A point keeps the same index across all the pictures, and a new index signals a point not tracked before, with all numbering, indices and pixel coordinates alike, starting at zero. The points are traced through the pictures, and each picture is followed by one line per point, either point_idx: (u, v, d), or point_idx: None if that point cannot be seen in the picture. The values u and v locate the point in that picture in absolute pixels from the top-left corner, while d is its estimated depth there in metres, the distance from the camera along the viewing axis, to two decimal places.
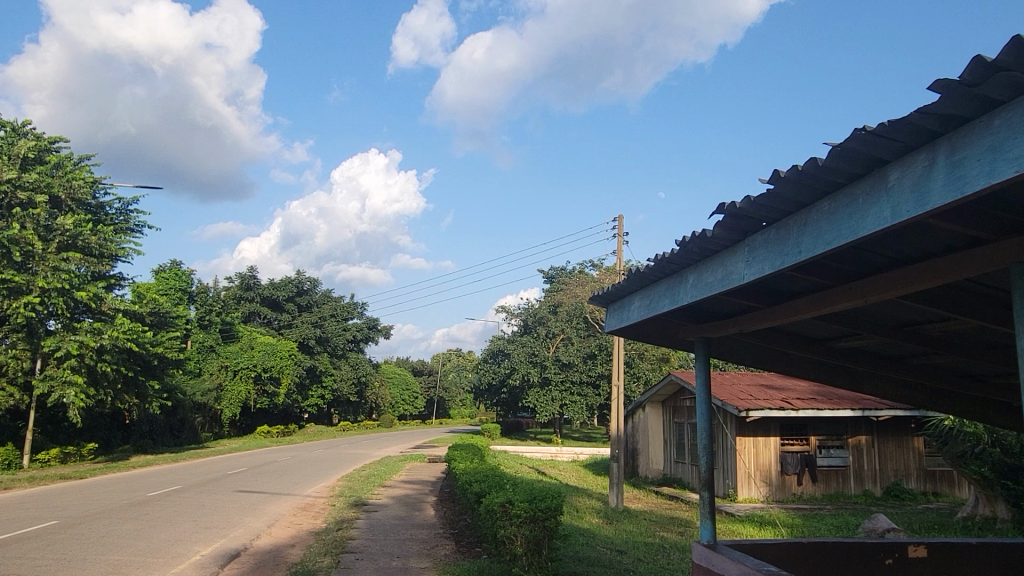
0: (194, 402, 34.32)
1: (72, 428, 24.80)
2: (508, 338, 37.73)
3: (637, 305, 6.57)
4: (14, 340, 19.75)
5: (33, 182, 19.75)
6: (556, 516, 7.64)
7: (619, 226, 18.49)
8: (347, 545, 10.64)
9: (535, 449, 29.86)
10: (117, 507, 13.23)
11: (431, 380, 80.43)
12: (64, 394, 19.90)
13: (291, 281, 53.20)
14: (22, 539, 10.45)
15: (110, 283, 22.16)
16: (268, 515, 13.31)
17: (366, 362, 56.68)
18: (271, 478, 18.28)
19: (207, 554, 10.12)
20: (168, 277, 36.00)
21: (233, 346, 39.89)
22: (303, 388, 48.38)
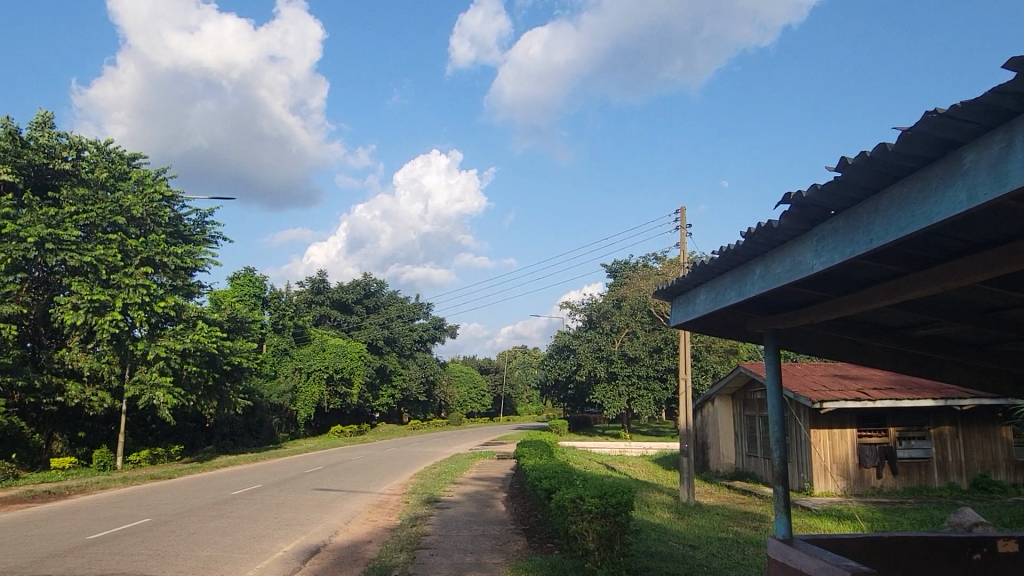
0: (271, 403, 35.59)
1: (160, 429, 26.12)
2: (573, 334, 37.73)
3: (702, 299, 6.53)
4: (104, 349, 20.83)
5: (114, 202, 20.72)
6: (628, 511, 7.62)
7: (680, 217, 18.29)
8: (421, 541, 10.88)
9: (603, 445, 29.75)
10: (203, 505, 13.90)
11: (498, 378, 81.03)
12: (154, 396, 21.03)
13: (358, 284, 54.48)
14: (120, 536, 11.12)
15: (190, 292, 23.23)
16: (345, 512, 13.73)
17: (433, 361, 57.55)
18: (345, 476, 18.82)
19: (289, 550, 10.52)
20: (242, 284, 37.40)
21: (306, 349, 41.15)
22: (374, 388, 49.47)
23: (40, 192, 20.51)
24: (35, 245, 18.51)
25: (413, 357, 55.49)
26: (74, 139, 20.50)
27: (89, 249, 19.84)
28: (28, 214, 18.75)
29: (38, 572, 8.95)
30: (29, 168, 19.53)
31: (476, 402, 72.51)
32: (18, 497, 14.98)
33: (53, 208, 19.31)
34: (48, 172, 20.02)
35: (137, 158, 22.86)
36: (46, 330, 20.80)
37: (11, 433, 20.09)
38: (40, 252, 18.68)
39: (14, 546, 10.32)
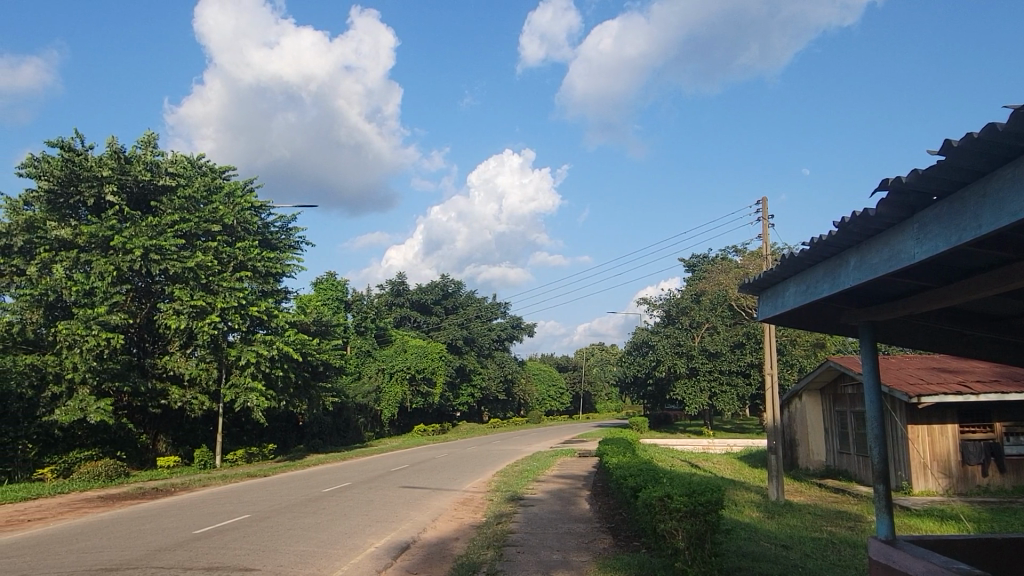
0: (357, 403, 36.62)
1: (254, 429, 27.30)
2: (651, 329, 37.23)
3: (792, 292, 6.34)
4: (202, 353, 21.89)
5: (208, 213, 21.82)
6: (719, 510, 7.45)
7: (761, 208, 17.85)
8: (507, 539, 11.00)
9: (685, 442, 29.25)
10: (297, 502, 14.43)
11: (576, 375, 80.89)
12: (247, 399, 21.85)
13: (437, 285, 55.48)
14: (223, 531, 11.68)
15: (279, 297, 24.16)
16: (432, 509, 14.00)
17: (512, 360, 57.98)
18: (430, 474, 19.21)
19: (381, 546, 10.82)
20: (326, 287, 38.70)
21: (388, 350, 42.09)
22: (454, 387, 50.22)
23: (142, 205, 21.78)
24: (139, 256, 19.63)
25: (492, 356, 56.03)
26: (173, 156, 21.73)
27: (187, 258, 20.84)
28: (131, 227, 19.89)
29: (151, 564, 9.49)
30: (132, 185, 20.79)
31: (555, 400, 72.36)
32: (130, 493, 15.96)
33: (153, 220, 20.43)
34: (150, 188, 21.28)
35: (227, 171, 24.04)
36: (149, 336, 22.03)
37: (121, 434, 21.38)
38: (144, 263, 19.83)
39: (129, 539, 11.00)
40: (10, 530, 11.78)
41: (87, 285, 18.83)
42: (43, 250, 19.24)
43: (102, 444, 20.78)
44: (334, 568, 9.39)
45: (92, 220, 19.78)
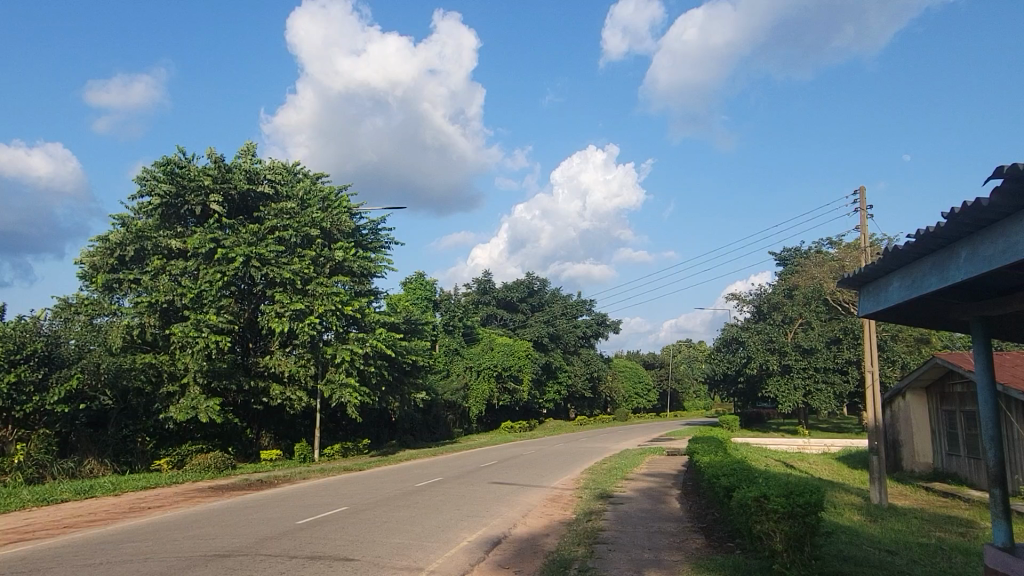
0: (446, 400, 37.43)
1: (349, 425, 28.31)
2: (741, 326, 36.20)
3: (896, 287, 6.09)
4: (301, 352, 22.75)
5: (306, 217, 22.76)
6: (818, 512, 7.27)
7: (860, 198, 17.15)
8: (598, 536, 11.02)
9: (779, 441, 28.36)
10: (392, 496, 14.91)
11: (663, 372, 79.70)
12: (343, 396, 22.62)
13: (523, 282, 56.01)
14: (323, 521, 12.21)
15: (370, 296, 24.93)
16: (521, 505, 14.15)
17: (598, 357, 57.77)
18: (519, 470, 19.41)
19: (473, 540, 11.03)
20: (415, 287, 39.65)
21: (475, 348, 42.71)
22: (540, 384, 50.47)
23: (244, 212, 23.14)
24: (241, 263, 20.66)
25: (578, 353, 55.95)
26: (271, 163, 22.90)
27: (286, 263, 21.75)
28: (232, 236, 20.96)
29: (260, 551, 10.04)
30: (234, 192, 22.04)
31: (642, 398, 71.34)
32: (238, 484, 16.92)
33: (254, 227, 21.52)
34: (252, 195, 22.63)
35: (322, 177, 25.09)
36: (252, 336, 23.23)
37: (227, 428, 22.68)
38: (247, 269, 20.84)
39: (240, 528, 11.67)
40: (133, 516, 12.69)
41: (195, 291, 20.05)
42: (157, 258, 20.62)
43: (211, 437, 22.09)
44: (430, 560, 9.66)
45: (198, 228, 21.08)
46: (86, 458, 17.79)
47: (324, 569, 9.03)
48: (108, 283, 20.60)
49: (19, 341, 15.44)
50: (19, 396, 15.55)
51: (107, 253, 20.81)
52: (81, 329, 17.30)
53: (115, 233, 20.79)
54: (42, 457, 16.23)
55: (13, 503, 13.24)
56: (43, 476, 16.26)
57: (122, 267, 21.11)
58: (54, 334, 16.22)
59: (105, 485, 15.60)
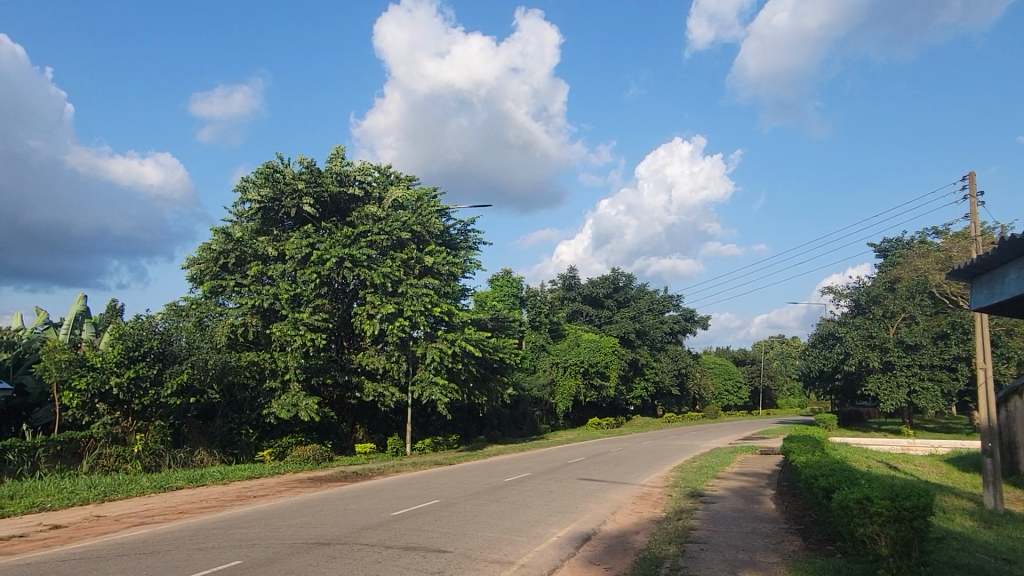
0: (533, 396, 37.64)
1: (439, 420, 28.91)
2: (838, 321, 34.67)
3: (1012, 280, 5.74)
4: (392, 351, 23.34)
5: (396, 220, 23.35)
6: (927, 516, 6.92)
7: (970, 184, 16.16)
8: (690, 535, 10.84)
9: (881, 442, 27.07)
10: (481, 490, 15.16)
11: (755, 369, 77.36)
12: (432, 394, 23.05)
13: (608, 278, 55.68)
14: (416, 514, 12.55)
15: (458, 296, 25.29)
16: (611, 502, 14.09)
17: (686, 353, 56.73)
18: (606, 467, 19.33)
19: (563, 536, 11.08)
20: (501, 284, 40.03)
21: (561, 344, 42.71)
22: (627, 380, 49.96)
23: (337, 214, 24.00)
24: (335, 264, 21.50)
25: (665, 349, 55.07)
26: (361, 165, 23.63)
27: (377, 265, 22.41)
28: (326, 240, 21.83)
29: (357, 541, 10.42)
30: (326, 195, 22.88)
31: (733, 394, 69.46)
32: (335, 476, 17.62)
33: (348, 230, 22.31)
34: (343, 197, 23.45)
35: (411, 179, 25.71)
36: (346, 334, 24.09)
37: (325, 422, 23.63)
38: (340, 270, 21.58)
39: (338, 518, 12.15)
40: (240, 504, 13.43)
41: (292, 292, 20.97)
42: (257, 260, 21.70)
43: (310, 431, 23.06)
44: (520, 554, 9.78)
45: (295, 231, 22.06)
46: (197, 448, 18.93)
47: (419, 559, 9.29)
48: (214, 286, 21.84)
49: (136, 339, 16.63)
50: (138, 390, 16.70)
51: (212, 260, 22.04)
52: (191, 328, 18.40)
53: (218, 241, 21.94)
54: (158, 447, 17.41)
55: (134, 488, 14.27)
56: (160, 465, 17.43)
57: (225, 272, 22.30)
58: (167, 333, 17.36)
59: (215, 474, 16.57)
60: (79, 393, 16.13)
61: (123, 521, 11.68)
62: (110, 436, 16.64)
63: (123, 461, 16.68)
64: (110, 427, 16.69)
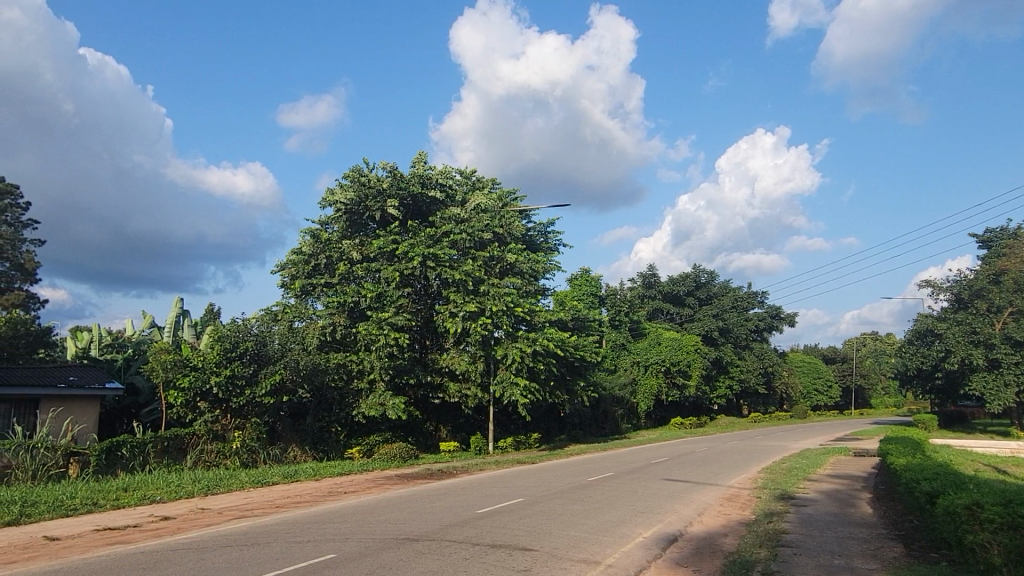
0: (614, 395, 37.37)
1: (520, 420, 29.11)
2: (937, 316, 32.77)
3: None
4: (475, 350, 23.63)
5: (479, 222, 23.75)
6: None
7: None
8: (782, 539, 10.53)
9: (987, 444, 25.55)
10: (565, 489, 15.18)
11: (846, 368, 74.23)
12: (513, 393, 23.15)
13: (689, 275, 54.69)
14: (501, 511, 12.68)
15: (538, 296, 25.38)
16: (697, 503, 13.84)
17: (772, 352, 55.04)
18: (691, 467, 19.03)
19: (649, 536, 10.97)
20: (580, 283, 39.88)
21: (642, 343, 42.17)
22: (710, 379, 48.91)
23: (420, 217, 24.58)
24: (419, 263, 22.03)
25: (750, 347, 53.59)
26: (442, 169, 24.14)
27: (459, 265, 22.76)
28: (411, 240, 22.37)
29: (445, 537, 10.63)
30: (409, 197, 23.49)
31: (823, 394, 66.84)
32: (421, 474, 18.00)
33: (431, 230, 22.79)
34: (426, 200, 23.99)
35: (492, 183, 26.10)
36: (429, 334, 24.55)
37: (409, 420, 24.16)
38: (424, 268, 22.10)
39: (426, 514, 12.43)
40: (333, 499, 13.93)
41: (378, 292, 21.59)
42: (344, 262, 22.49)
43: (395, 429, 23.62)
44: (607, 554, 9.75)
45: (380, 232, 22.69)
46: (290, 446, 19.71)
47: (505, 557, 9.39)
48: (304, 288, 22.79)
49: (233, 341, 17.59)
50: (235, 389, 17.51)
51: (303, 263, 23.17)
52: (283, 330, 19.20)
53: (308, 245, 23.07)
54: (255, 444, 18.20)
55: (234, 483, 15.01)
56: (256, 460, 18.23)
57: (315, 274, 23.38)
58: (261, 335, 18.17)
59: (308, 471, 17.20)
60: (183, 391, 17.14)
61: (225, 514, 12.29)
62: (210, 432, 17.59)
63: (223, 457, 17.50)
64: (211, 424, 17.65)
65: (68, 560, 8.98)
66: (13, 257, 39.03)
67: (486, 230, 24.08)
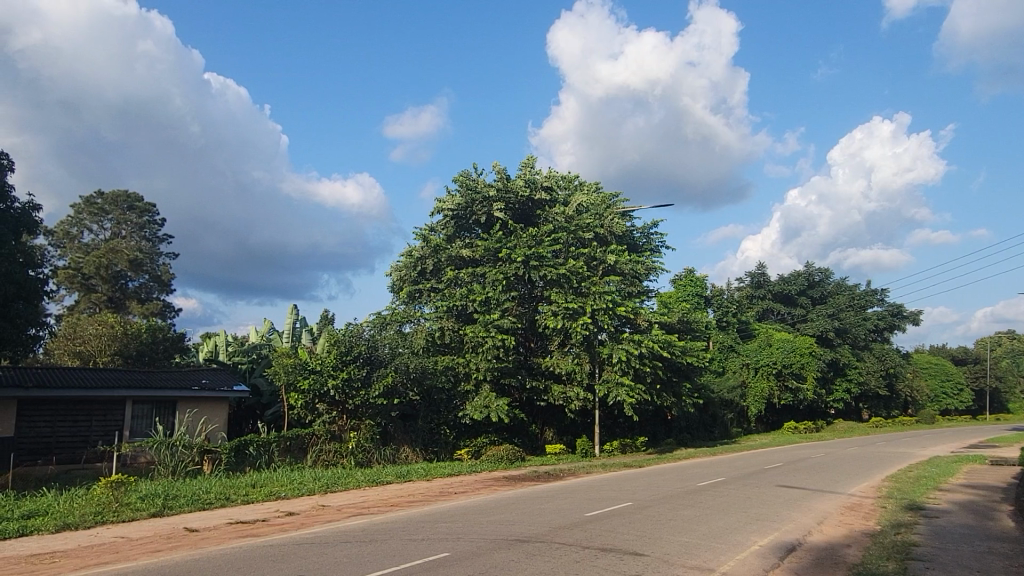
0: (722, 399, 36.40)
1: (626, 422, 28.87)
2: None
3: None
4: (579, 352, 23.53)
5: (581, 222, 23.81)
6: None
7: None
8: (912, 551, 9.92)
9: None
10: (674, 494, 14.92)
11: (980, 369, 68.93)
12: (618, 395, 22.85)
13: (801, 274, 52.47)
14: (609, 515, 12.61)
15: (642, 296, 25.01)
16: (816, 511, 13.25)
17: (894, 352, 51.92)
18: (808, 474, 18.24)
19: (765, 545, 10.61)
20: (685, 284, 39.09)
21: (752, 344, 40.86)
22: (826, 381, 46.69)
23: (524, 220, 24.99)
24: (521, 265, 22.31)
25: (869, 348, 50.78)
26: (547, 173, 24.48)
27: (561, 266, 22.81)
28: (514, 242, 22.71)
29: (555, 539, 10.70)
30: (513, 202, 23.90)
31: (952, 398, 62.37)
32: (528, 476, 18.18)
33: (533, 231, 23.09)
34: (529, 204, 24.39)
35: (595, 186, 26.17)
36: (534, 337, 24.82)
37: (515, 422, 24.50)
38: (527, 269, 22.38)
39: (535, 516, 12.53)
40: (443, 499, 14.30)
41: (483, 295, 22.03)
42: (450, 268, 23.28)
43: (501, 432, 23.96)
44: (721, 561, 9.51)
45: (484, 236, 23.21)
46: (402, 447, 20.40)
47: (615, 561, 9.33)
48: (412, 292, 23.70)
49: (348, 344, 18.36)
50: (351, 391, 18.31)
51: (411, 267, 24.06)
52: (393, 335, 19.90)
53: (416, 250, 24.04)
54: (369, 445, 18.95)
55: (351, 482, 15.67)
56: (370, 460, 18.98)
57: (422, 279, 24.18)
58: (373, 339, 18.87)
59: (419, 471, 17.71)
60: (304, 394, 18.12)
61: (344, 511, 12.88)
62: (329, 433, 18.49)
63: (340, 457, 18.32)
64: (329, 424, 18.56)
65: (206, 550, 9.65)
66: (152, 270, 42.41)
67: (588, 230, 24.05)
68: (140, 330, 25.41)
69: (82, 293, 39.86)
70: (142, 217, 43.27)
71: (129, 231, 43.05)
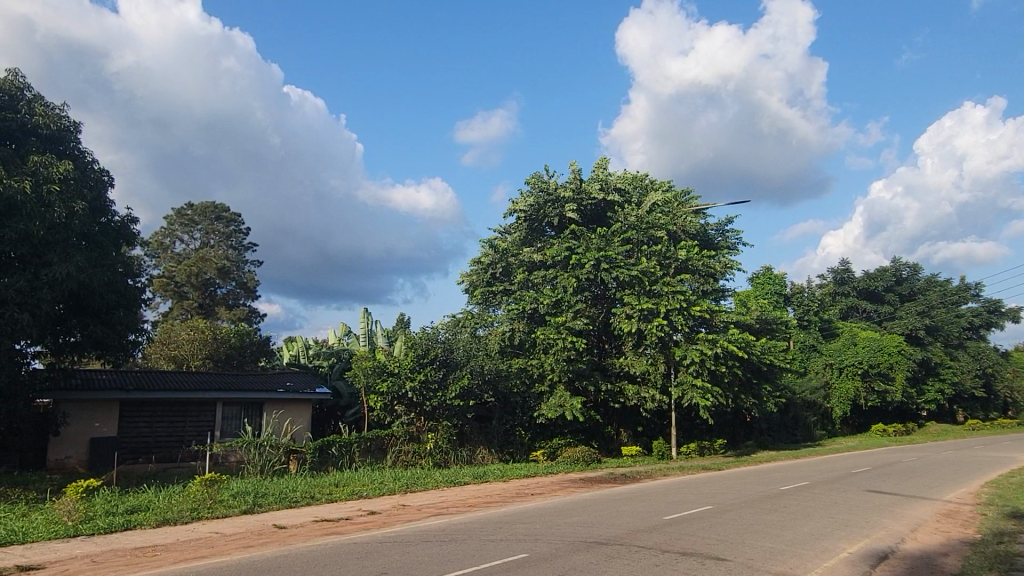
0: (805, 400, 35.24)
1: (704, 424, 28.31)
2: None
3: None
4: (653, 353, 23.15)
5: (652, 221, 23.49)
6: None
7: None
8: (1016, 562, 9.36)
9: None
10: (756, 498, 14.52)
11: None
12: (694, 396, 22.41)
13: (888, 269, 50.29)
14: (688, 519, 12.40)
15: (717, 295, 24.45)
16: (909, 518, 12.67)
17: (992, 351, 49.10)
18: (899, 479, 17.43)
19: (854, 551, 10.21)
20: (763, 282, 38.06)
21: (835, 343, 39.42)
22: (916, 381, 44.55)
23: (595, 221, 24.90)
24: (592, 266, 22.16)
25: (964, 346, 48.17)
26: (619, 173, 24.35)
27: (633, 266, 22.54)
28: (584, 243, 22.62)
29: (634, 542, 10.60)
30: (584, 202, 23.82)
31: None
32: (605, 477, 18.07)
33: (604, 232, 22.94)
34: (601, 205, 24.32)
35: (667, 185, 25.84)
36: (608, 338, 24.64)
37: (590, 424, 24.39)
38: (598, 270, 22.22)
39: (613, 518, 12.44)
40: (519, 500, 14.38)
41: (555, 297, 22.07)
42: (522, 270, 23.45)
43: (577, 433, 23.92)
44: (808, 569, 9.21)
45: (556, 239, 23.27)
46: (478, 448, 20.58)
47: (697, 565, 9.18)
48: (485, 296, 23.97)
49: (424, 347, 18.69)
50: (428, 392, 18.65)
51: (483, 270, 24.33)
52: (467, 338, 20.13)
53: (488, 254, 24.30)
54: (446, 446, 19.22)
55: (430, 482, 15.96)
56: (448, 461, 19.27)
57: (495, 282, 24.44)
58: (448, 342, 19.14)
59: (495, 472, 17.90)
60: (382, 396, 18.54)
61: (424, 510, 13.13)
62: (407, 433, 18.81)
63: (419, 457, 18.66)
64: (408, 426, 18.89)
65: (294, 547, 10.00)
66: (239, 277, 44.32)
67: (660, 228, 23.68)
68: (229, 334, 26.58)
69: (175, 300, 42.02)
70: (229, 227, 45.25)
71: (218, 241, 45.09)
